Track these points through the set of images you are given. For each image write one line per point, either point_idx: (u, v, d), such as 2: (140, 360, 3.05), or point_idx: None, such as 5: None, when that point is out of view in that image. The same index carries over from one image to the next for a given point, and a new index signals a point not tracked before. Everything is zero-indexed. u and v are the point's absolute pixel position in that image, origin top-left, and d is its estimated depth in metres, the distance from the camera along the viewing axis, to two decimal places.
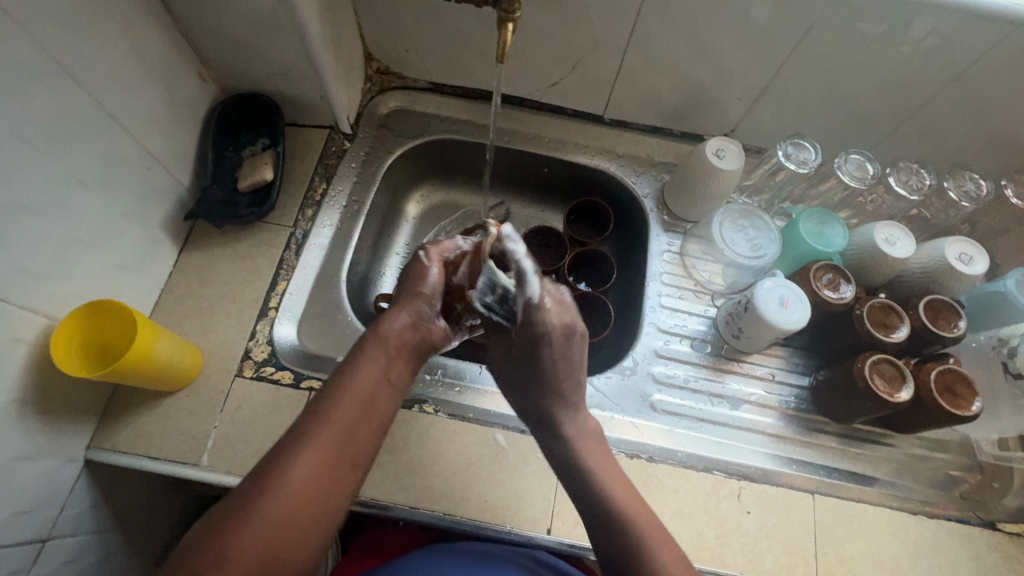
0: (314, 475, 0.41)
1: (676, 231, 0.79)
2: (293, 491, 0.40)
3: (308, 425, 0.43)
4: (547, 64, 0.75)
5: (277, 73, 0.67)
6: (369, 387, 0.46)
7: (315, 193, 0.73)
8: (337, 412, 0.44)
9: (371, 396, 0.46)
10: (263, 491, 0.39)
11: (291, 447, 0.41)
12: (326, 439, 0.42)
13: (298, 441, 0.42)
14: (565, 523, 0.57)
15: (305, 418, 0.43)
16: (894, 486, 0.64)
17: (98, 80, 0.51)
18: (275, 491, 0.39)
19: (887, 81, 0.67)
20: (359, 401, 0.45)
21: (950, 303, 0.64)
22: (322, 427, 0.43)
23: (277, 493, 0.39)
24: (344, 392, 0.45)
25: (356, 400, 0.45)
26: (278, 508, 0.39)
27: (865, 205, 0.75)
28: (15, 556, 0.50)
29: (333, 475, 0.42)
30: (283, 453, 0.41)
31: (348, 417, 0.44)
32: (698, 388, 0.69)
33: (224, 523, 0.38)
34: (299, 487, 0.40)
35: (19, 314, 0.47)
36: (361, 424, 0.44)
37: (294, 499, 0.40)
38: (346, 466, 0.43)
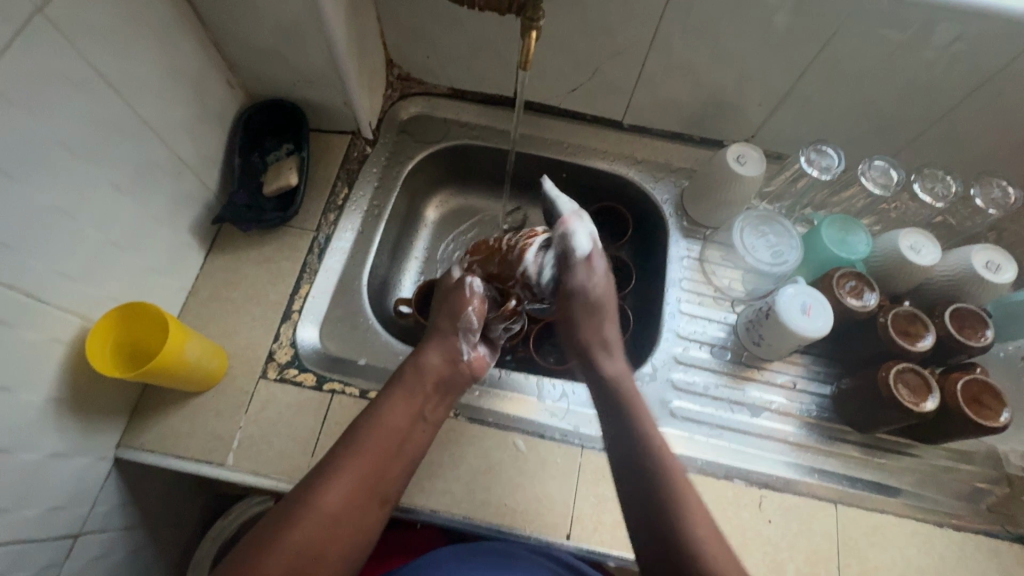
0: (342, 503, 0.45)
1: (695, 236, 0.78)
2: (324, 514, 0.44)
3: (343, 454, 0.48)
4: (567, 70, 0.75)
5: (303, 80, 0.68)
6: (399, 426, 0.51)
7: (337, 198, 0.74)
8: (370, 447, 0.49)
9: (399, 434, 0.51)
10: (296, 514, 0.44)
11: (328, 474, 0.46)
12: (359, 467, 0.47)
13: (334, 470, 0.47)
14: (585, 528, 0.57)
15: (346, 445, 0.49)
16: (919, 497, 0.63)
17: (135, 89, 0.52)
18: (307, 516, 0.44)
19: (911, 87, 0.66)
20: (390, 433, 0.50)
21: (977, 312, 0.63)
22: (355, 458, 0.47)
23: (309, 516, 0.44)
24: (375, 428, 0.50)
25: (384, 435, 0.50)
26: (307, 530, 0.43)
27: (888, 212, 0.74)
28: (48, 551, 0.51)
29: (360, 503, 0.46)
30: (319, 479, 0.46)
31: (380, 449, 0.49)
32: (718, 395, 0.68)
33: (250, 557, 0.42)
34: (331, 511, 0.45)
35: (57, 315, 0.48)
36: (392, 459, 0.49)
37: (321, 525, 0.44)
38: (375, 499, 0.47)
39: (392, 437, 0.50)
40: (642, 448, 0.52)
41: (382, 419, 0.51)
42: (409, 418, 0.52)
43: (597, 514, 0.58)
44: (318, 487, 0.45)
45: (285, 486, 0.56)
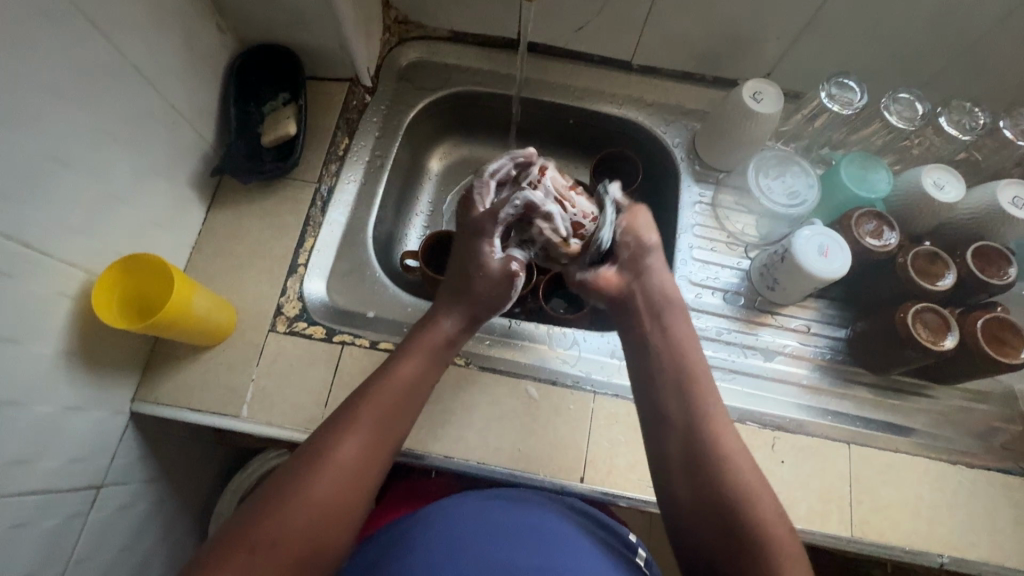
0: (359, 459, 0.45)
1: (707, 181, 0.76)
2: (340, 470, 0.44)
3: (358, 408, 0.47)
4: (573, 6, 0.71)
5: (296, 22, 0.65)
6: (408, 378, 0.50)
7: (338, 148, 0.71)
8: (383, 403, 0.48)
9: (409, 391, 0.50)
10: (316, 469, 0.43)
11: (340, 431, 0.46)
12: (372, 425, 0.47)
13: (349, 424, 0.46)
14: (598, 471, 0.58)
15: (358, 399, 0.48)
16: (933, 437, 0.63)
17: (121, 32, 0.50)
18: (322, 473, 0.43)
19: (941, 12, 0.62)
20: (402, 388, 0.49)
21: (1001, 249, 0.61)
22: (369, 416, 0.47)
23: (326, 474, 0.43)
24: (388, 382, 0.49)
25: (395, 391, 0.49)
26: (327, 484, 0.43)
27: (910, 149, 0.70)
28: (72, 501, 0.52)
29: (373, 461, 0.46)
30: (331, 436, 0.45)
31: (391, 405, 0.48)
32: (731, 340, 0.68)
33: (267, 507, 0.41)
34: (348, 467, 0.44)
35: (60, 268, 0.48)
36: (401, 415, 0.49)
37: (336, 481, 0.43)
38: (386, 450, 0.47)
39: (401, 397, 0.49)
40: (666, 396, 0.51)
41: (392, 372, 0.50)
42: (415, 375, 0.51)
43: (610, 457, 0.58)
44: (333, 442, 0.45)
45: (300, 436, 0.57)
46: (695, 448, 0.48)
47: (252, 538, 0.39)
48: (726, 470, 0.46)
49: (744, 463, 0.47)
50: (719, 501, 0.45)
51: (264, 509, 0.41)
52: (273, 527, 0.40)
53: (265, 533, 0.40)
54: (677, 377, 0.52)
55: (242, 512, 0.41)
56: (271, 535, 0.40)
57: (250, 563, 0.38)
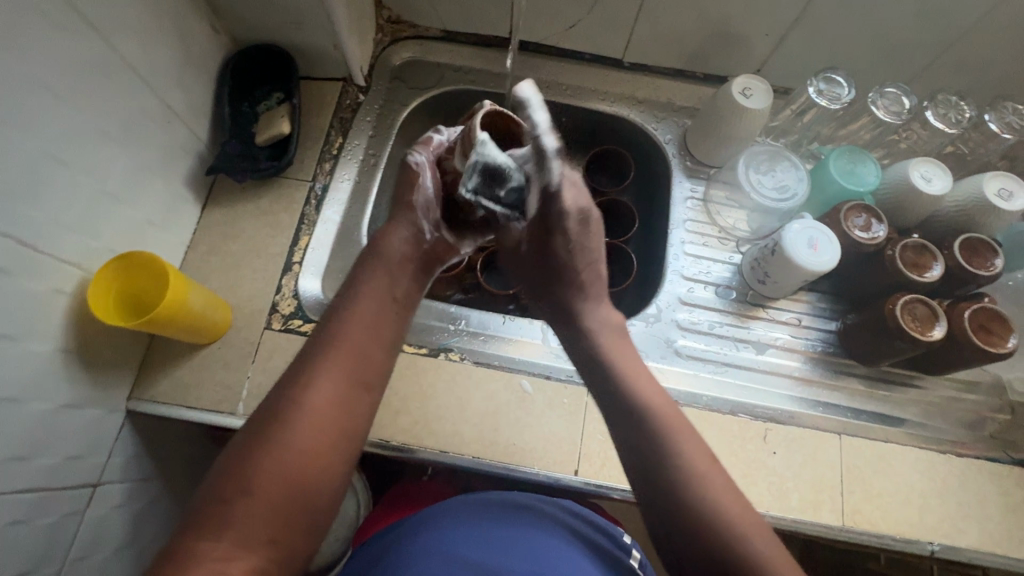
0: (332, 397, 0.43)
1: (698, 176, 0.77)
2: (316, 411, 0.42)
3: (321, 351, 0.45)
4: (564, 4, 0.72)
5: (290, 21, 0.65)
6: (371, 314, 0.49)
7: (332, 147, 0.72)
8: (348, 340, 0.46)
9: (373, 324, 0.48)
10: (283, 415, 0.41)
11: (307, 374, 0.43)
12: (342, 360, 0.45)
13: (313, 367, 0.44)
14: (592, 464, 0.58)
15: (318, 338, 0.46)
16: (923, 427, 0.64)
17: (117, 32, 0.50)
18: (298, 416, 0.41)
19: (927, 7, 0.63)
20: (367, 321, 0.48)
21: (987, 241, 0.62)
22: (337, 354, 0.45)
23: (301, 416, 0.41)
24: (349, 317, 0.48)
25: (359, 327, 0.47)
26: (300, 428, 0.41)
27: (898, 143, 0.72)
28: (69, 498, 0.52)
29: (350, 393, 0.44)
30: (299, 381, 0.43)
31: (358, 338, 0.47)
32: (723, 334, 0.68)
33: (241, 459, 0.39)
34: (318, 407, 0.42)
35: (56, 266, 0.48)
36: (370, 347, 0.47)
37: (315, 422, 0.41)
38: (362, 385, 0.45)
39: (368, 327, 0.48)
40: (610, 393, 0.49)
41: (354, 310, 0.48)
42: (380, 306, 0.50)
43: (604, 450, 0.59)
44: (298, 387, 0.43)
45: None
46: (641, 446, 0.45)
47: (226, 492, 0.38)
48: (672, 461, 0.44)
49: (696, 450, 0.45)
50: (668, 494, 0.43)
51: (235, 461, 0.39)
52: (249, 477, 0.38)
53: (239, 484, 0.38)
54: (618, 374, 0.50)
55: (220, 468, 0.40)
56: (246, 486, 0.38)
57: (228, 517, 0.37)
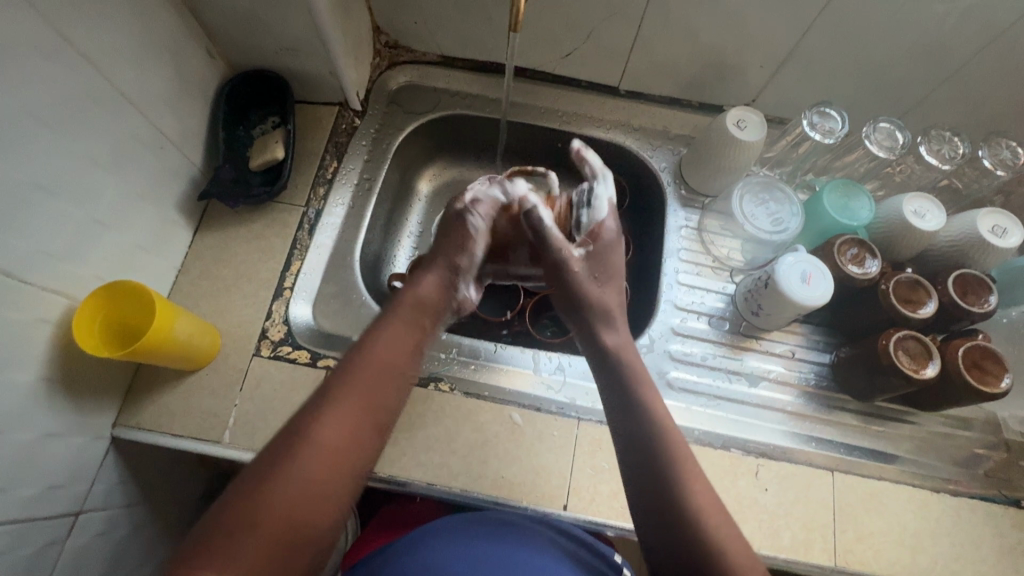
0: (346, 434, 0.42)
1: (693, 206, 0.77)
2: (325, 449, 0.41)
3: (337, 388, 0.44)
4: (560, 33, 0.72)
5: (286, 48, 0.66)
6: (395, 353, 0.47)
7: (327, 171, 0.72)
8: (368, 377, 0.45)
9: (396, 364, 0.47)
10: (296, 449, 0.41)
11: (320, 411, 0.43)
12: (357, 398, 0.44)
13: (328, 403, 0.43)
14: (581, 499, 0.58)
15: (339, 372, 0.45)
16: (916, 464, 0.63)
17: (110, 61, 0.50)
18: (307, 453, 0.41)
19: (920, 44, 0.63)
20: (388, 359, 0.47)
21: (981, 278, 0.62)
22: (354, 390, 0.44)
23: (311, 454, 0.41)
24: (372, 352, 0.47)
25: (381, 366, 0.46)
26: (310, 463, 0.40)
27: (893, 176, 0.72)
28: (49, 529, 0.52)
29: (362, 430, 0.43)
30: (313, 415, 0.42)
31: (375, 376, 0.45)
32: (716, 366, 0.68)
33: (249, 491, 0.39)
34: (330, 446, 0.41)
35: (41, 295, 0.48)
36: (390, 386, 0.46)
37: (323, 460, 0.41)
38: (373, 426, 0.44)
39: (388, 366, 0.47)
40: (636, 416, 0.50)
41: (378, 347, 0.47)
42: (399, 343, 0.48)
43: (594, 485, 0.58)
44: (312, 421, 0.42)
45: None
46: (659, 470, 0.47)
47: (230, 523, 0.38)
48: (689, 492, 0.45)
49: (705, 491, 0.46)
50: (673, 518, 0.45)
51: (243, 493, 0.39)
52: (255, 508, 0.38)
53: (244, 516, 0.38)
54: (648, 401, 0.51)
55: (223, 501, 0.39)
56: (252, 518, 0.38)
57: (230, 553, 0.37)
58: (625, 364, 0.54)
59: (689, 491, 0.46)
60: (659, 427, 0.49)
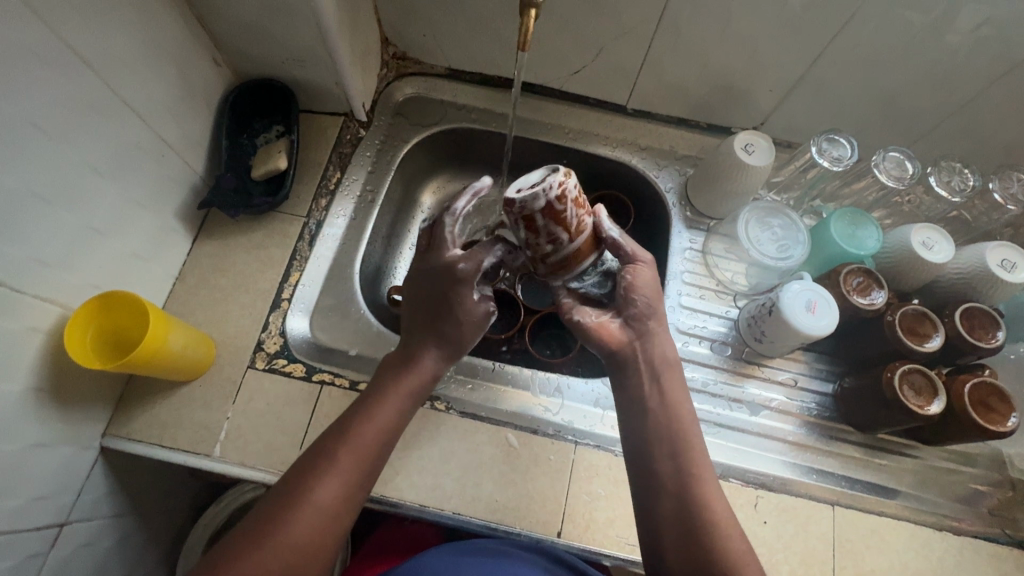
0: (339, 497, 0.44)
1: (698, 227, 0.76)
2: (320, 510, 0.43)
3: (334, 452, 0.46)
4: (569, 51, 0.72)
5: (292, 58, 0.65)
6: (388, 420, 0.49)
7: (329, 181, 0.71)
8: (359, 444, 0.47)
9: (388, 426, 0.49)
10: (290, 512, 0.42)
11: (317, 474, 0.44)
12: (351, 464, 0.46)
13: (325, 467, 0.45)
14: (576, 526, 0.56)
15: (335, 438, 0.47)
16: (918, 500, 0.62)
17: (113, 68, 0.50)
18: (303, 515, 0.43)
19: (931, 74, 0.63)
20: (382, 425, 0.48)
21: (988, 312, 0.61)
22: (349, 457, 0.46)
23: (305, 516, 0.43)
24: (367, 418, 0.48)
25: (377, 430, 0.48)
26: (301, 529, 0.42)
27: (901, 205, 0.71)
28: (32, 541, 0.51)
29: (356, 494, 0.46)
30: (309, 478, 0.44)
31: (370, 443, 0.47)
32: (717, 392, 0.67)
33: (241, 550, 0.41)
34: (322, 510, 0.43)
35: (33, 303, 0.47)
36: (381, 453, 0.48)
37: (319, 522, 0.43)
38: (365, 488, 0.47)
39: (380, 431, 0.48)
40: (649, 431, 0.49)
41: (370, 413, 0.48)
42: (394, 408, 0.50)
43: (589, 512, 0.57)
44: (310, 480, 0.44)
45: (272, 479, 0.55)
46: (674, 488, 0.47)
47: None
48: (703, 510, 0.46)
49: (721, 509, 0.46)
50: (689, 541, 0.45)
51: (243, 546, 0.41)
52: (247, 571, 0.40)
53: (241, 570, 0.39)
54: (670, 403, 0.50)
55: (220, 550, 0.41)
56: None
57: None
58: (654, 372, 0.51)
59: (702, 511, 0.46)
60: (675, 443, 0.48)
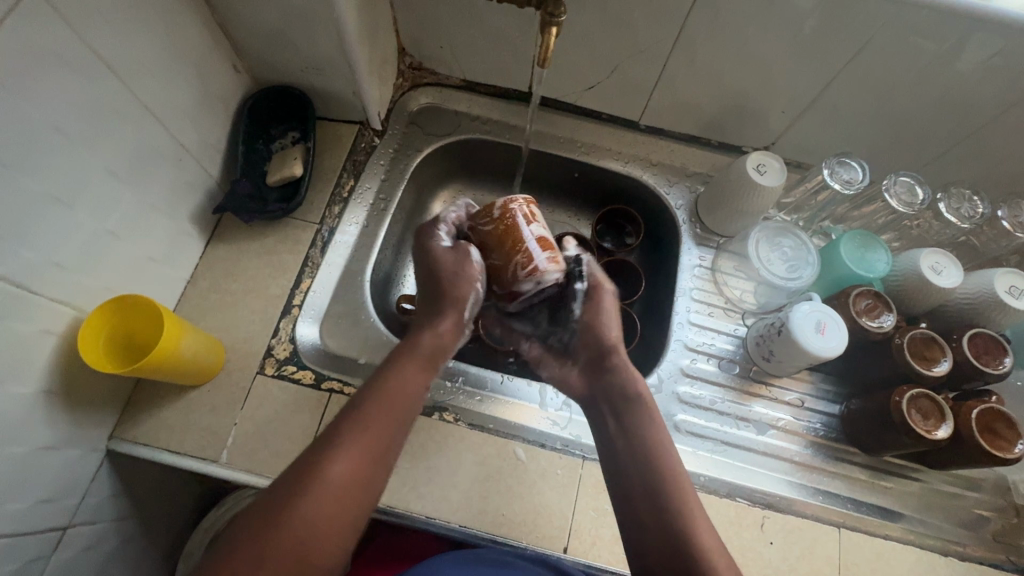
0: (350, 470, 0.43)
1: (707, 245, 0.76)
2: (330, 485, 0.42)
3: (342, 427, 0.45)
4: (585, 67, 0.72)
5: (311, 66, 0.66)
6: (398, 395, 0.48)
7: (343, 189, 0.72)
8: (368, 417, 0.46)
9: (399, 398, 0.48)
10: (299, 488, 0.41)
11: (325, 449, 0.43)
12: (363, 437, 0.45)
13: (333, 441, 0.44)
14: (582, 542, 0.56)
15: (344, 414, 0.46)
16: (923, 524, 0.62)
17: (135, 73, 0.50)
18: (312, 490, 0.41)
19: (943, 101, 0.63)
20: (392, 398, 0.48)
21: (996, 339, 0.61)
22: (358, 428, 0.45)
23: (316, 490, 0.41)
24: (377, 393, 0.48)
25: (386, 402, 0.47)
26: (314, 505, 0.41)
27: (910, 229, 0.72)
28: (35, 544, 0.50)
29: (368, 466, 0.44)
30: (317, 453, 0.43)
31: (381, 416, 0.46)
32: (724, 410, 0.67)
33: (252, 535, 0.39)
34: (334, 483, 0.42)
35: (48, 305, 0.47)
36: (392, 425, 0.47)
37: (329, 496, 0.41)
38: (380, 460, 0.45)
39: (393, 404, 0.48)
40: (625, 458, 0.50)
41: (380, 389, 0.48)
42: (407, 383, 0.49)
43: (596, 528, 0.57)
44: (318, 456, 0.43)
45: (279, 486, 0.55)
46: (661, 516, 0.46)
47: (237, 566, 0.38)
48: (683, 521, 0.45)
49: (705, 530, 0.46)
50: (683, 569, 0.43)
51: (249, 531, 0.39)
52: (259, 556, 0.38)
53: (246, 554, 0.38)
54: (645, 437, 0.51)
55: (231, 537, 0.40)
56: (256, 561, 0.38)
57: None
58: (623, 403, 0.54)
59: (680, 530, 0.45)
60: (651, 470, 0.49)
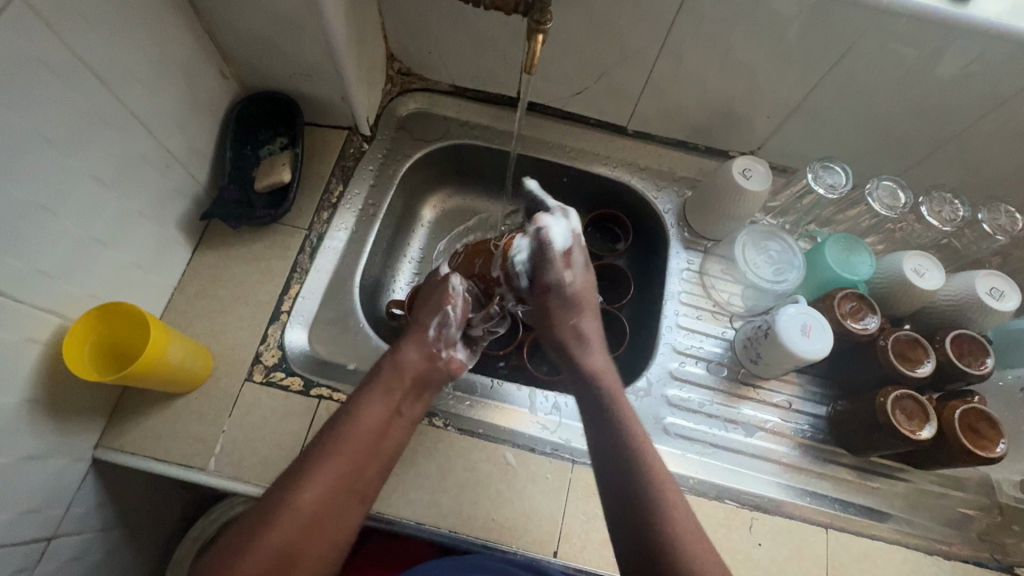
0: (321, 499, 0.46)
1: (695, 248, 0.77)
2: (301, 513, 0.45)
3: (317, 457, 0.48)
4: (572, 73, 0.73)
5: (299, 72, 0.66)
6: (375, 425, 0.51)
7: (332, 195, 0.72)
8: (345, 448, 0.49)
9: (376, 430, 0.51)
10: (272, 516, 0.44)
11: (298, 479, 0.46)
12: (337, 468, 0.47)
13: (307, 471, 0.47)
14: (573, 546, 0.56)
15: (320, 443, 0.49)
16: (909, 523, 0.63)
17: (121, 80, 0.50)
18: (282, 517, 0.44)
19: (923, 107, 0.65)
20: (367, 430, 0.50)
21: (978, 339, 0.62)
22: (334, 456, 0.48)
23: (286, 518, 0.44)
24: (354, 424, 0.51)
25: (363, 432, 0.50)
26: (283, 531, 0.44)
27: (893, 232, 0.73)
28: (19, 556, 0.49)
29: (339, 496, 0.47)
30: (291, 483, 0.46)
31: (356, 448, 0.49)
32: (713, 413, 0.67)
33: (226, 559, 0.43)
34: (305, 511, 0.45)
35: (33, 313, 0.46)
36: (369, 454, 0.50)
37: (298, 522, 0.44)
38: (349, 492, 0.48)
39: (370, 437, 0.50)
40: (615, 459, 0.51)
41: (358, 419, 0.51)
42: (384, 416, 0.52)
43: (586, 531, 0.57)
44: (291, 485, 0.46)
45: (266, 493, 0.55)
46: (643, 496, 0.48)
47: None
48: (661, 502, 0.47)
49: (685, 517, 0.47)
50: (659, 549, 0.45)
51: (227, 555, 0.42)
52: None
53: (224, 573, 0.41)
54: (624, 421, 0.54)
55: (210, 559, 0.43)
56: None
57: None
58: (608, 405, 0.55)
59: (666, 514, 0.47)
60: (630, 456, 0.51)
